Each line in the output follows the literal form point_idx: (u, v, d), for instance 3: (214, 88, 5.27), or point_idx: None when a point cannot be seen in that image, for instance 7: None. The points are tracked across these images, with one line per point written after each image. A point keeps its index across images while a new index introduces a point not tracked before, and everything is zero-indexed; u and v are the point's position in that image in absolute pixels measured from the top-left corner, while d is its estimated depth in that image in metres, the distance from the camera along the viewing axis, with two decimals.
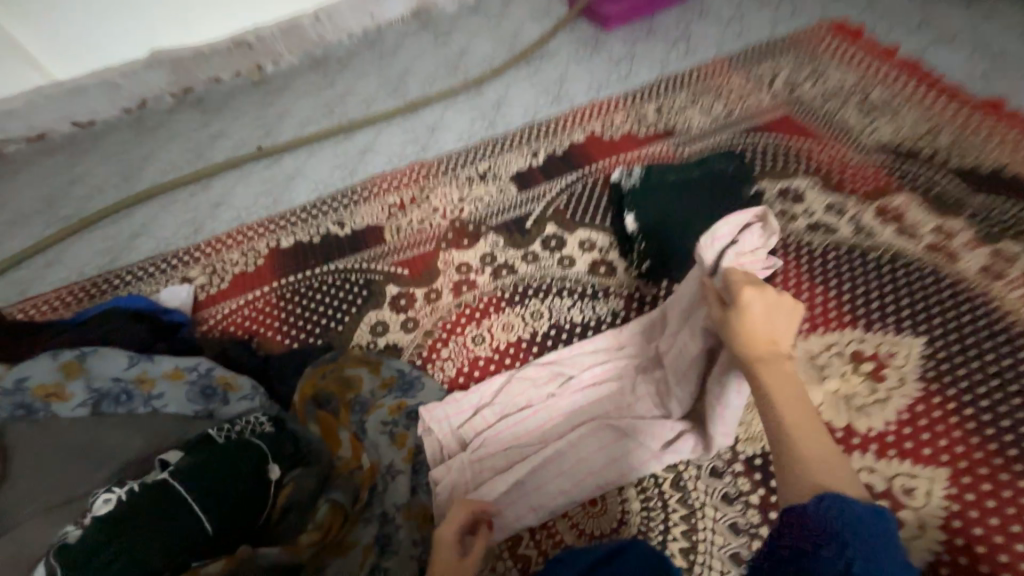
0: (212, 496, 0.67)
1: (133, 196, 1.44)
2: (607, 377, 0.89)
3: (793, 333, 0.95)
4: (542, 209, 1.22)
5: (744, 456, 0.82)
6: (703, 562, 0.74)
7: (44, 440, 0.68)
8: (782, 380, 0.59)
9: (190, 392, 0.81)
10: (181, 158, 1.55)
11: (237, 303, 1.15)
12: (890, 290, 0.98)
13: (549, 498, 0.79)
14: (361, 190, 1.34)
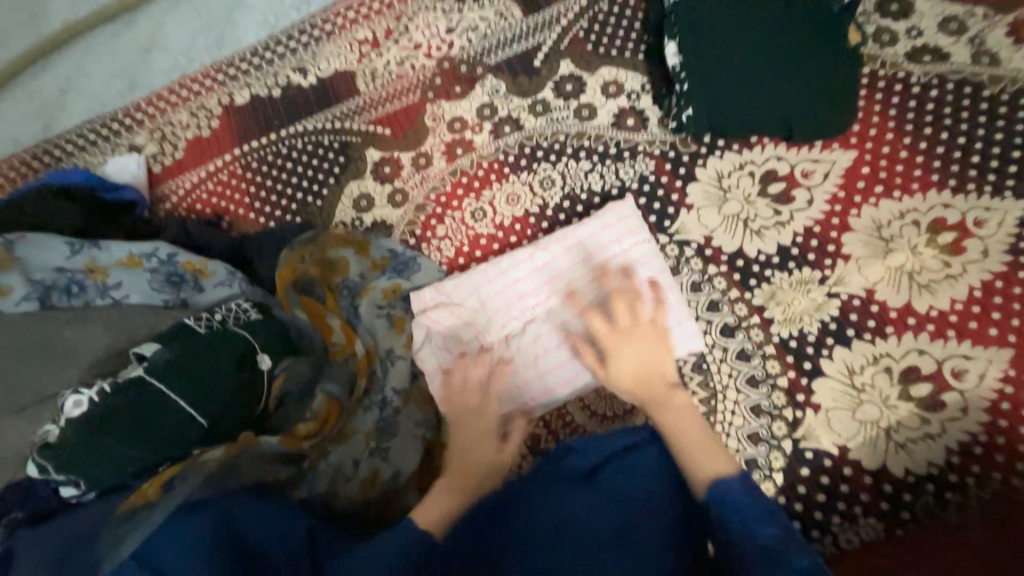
0: (197, 390, 0.61)
1: (41, 40, 1.13)
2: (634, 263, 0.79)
3: (861, 198, 0.78)
4: (556, 41, 0.93)
5: (777, 338, 0.74)
6: None
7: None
8: (680, 418, 0.64)
9: (152, 281, 0.73)
10: None
11: (197, 176, 0.98)
12: (997, 139, 0.77)
13: (568, 388, 0.76)
14: (321, 21, 1.04)
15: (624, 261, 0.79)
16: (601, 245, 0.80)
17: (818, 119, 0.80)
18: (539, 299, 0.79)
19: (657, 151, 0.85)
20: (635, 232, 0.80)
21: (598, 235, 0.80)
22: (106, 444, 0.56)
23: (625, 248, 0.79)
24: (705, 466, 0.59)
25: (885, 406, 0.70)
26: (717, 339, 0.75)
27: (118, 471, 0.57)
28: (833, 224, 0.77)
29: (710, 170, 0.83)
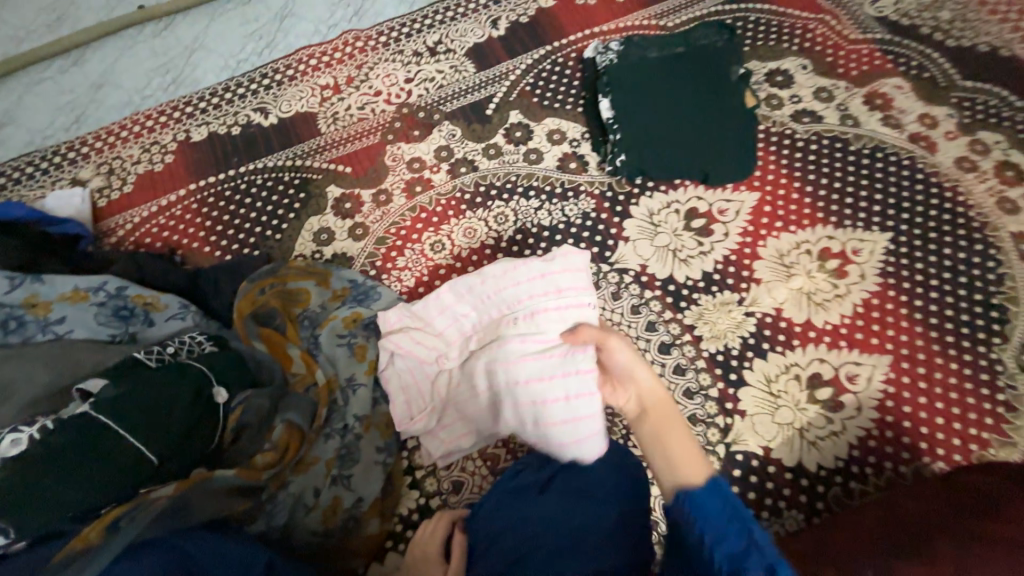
0: (151, 428, 0.59)
1: None
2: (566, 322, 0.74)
3: (766, 232, 0.92)
4: (505, 94, 1.04)
5: (706, 353, 0.84)
6: None
7: None
8: (666, 430, 0.56)
9: (99, 315, 0.71)
10: (36, 20, 1.17)
11: (147, 211, 0.97)
12: (863, 185, 0.95)
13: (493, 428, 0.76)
14: (283, 67, 1.09)
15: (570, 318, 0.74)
16: (547, 289, 0.76)
17: (727, 165, 0.95)
18: (483, 333, 0.79)
19: (597, 190, 0.96)
20: (580, 288, 0.76)
21: (541, 278, 0.76)
22: (45, 489, 0.53)
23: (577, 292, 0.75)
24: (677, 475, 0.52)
25: (798, 409, 0.80)
26: (656, 356, 0.84)
27: (58, 518, 0.53)
28: (746, 253, 0.91)
29: (643, 208, 0.95)
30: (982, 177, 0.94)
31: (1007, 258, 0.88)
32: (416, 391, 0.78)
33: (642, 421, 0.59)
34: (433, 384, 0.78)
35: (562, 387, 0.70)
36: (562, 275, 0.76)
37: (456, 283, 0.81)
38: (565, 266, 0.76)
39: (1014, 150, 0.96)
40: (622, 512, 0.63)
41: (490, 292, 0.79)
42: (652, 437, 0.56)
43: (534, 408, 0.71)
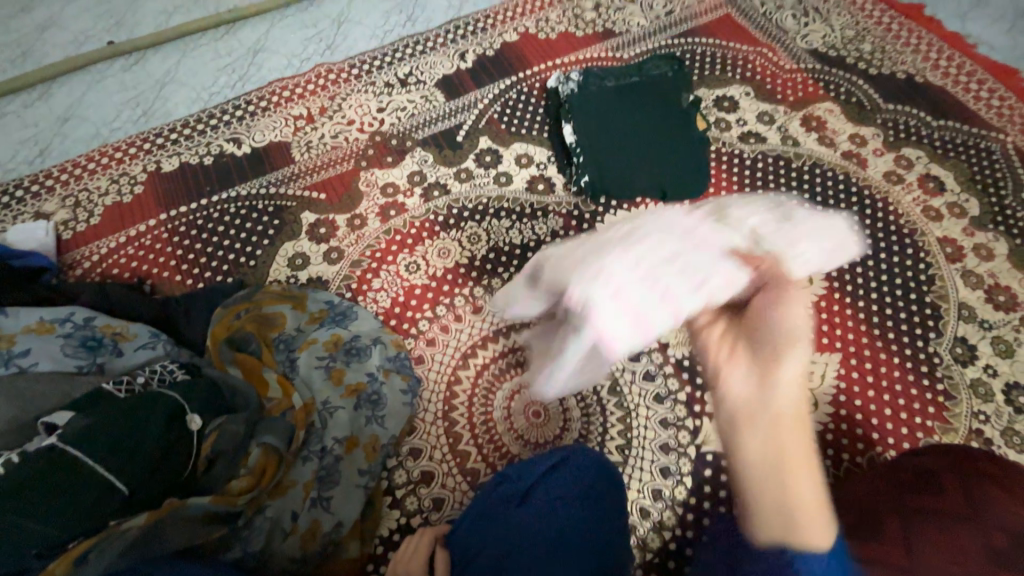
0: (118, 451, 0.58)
1: None
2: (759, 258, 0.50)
3: None
4: (475, 122, 1.10)
5: (674, 359, 0.88)
6: (636, 455, 0.82)
7: None
8: (795, 448, 0.43)
9: (66, 347, 0.70)
10: (4, 57, 1.17)
11: (116, 241, 0.96)
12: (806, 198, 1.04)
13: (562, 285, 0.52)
14: (257, 99, 1.12)
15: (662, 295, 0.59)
16: (787, 222, 0.53)
17: (683, 183, 1.02)
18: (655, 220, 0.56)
19: (565, 209, 1.02)
20: (823, 246, 0.52)
21: (770, 216, 0.53)
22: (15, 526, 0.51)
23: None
24: (811, 529, 0.42)
25: None
26: (627, 363, 0.88)
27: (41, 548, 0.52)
28: None
29: (608, 224, 1.00)
30: (908, 188, 1.04)
31: (935, 260, 0.97)
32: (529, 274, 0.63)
33: (754, 426, 0.44)
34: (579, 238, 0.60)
35: (692, 282, 0.49)
36: (812, 224, 0.53)
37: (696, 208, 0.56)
38: (824, 227, 0.53)
39: (933, 164, 1.07)
40: (586, 513, 0.67)
41: (718, 202, 0.57)
42: (770, 452, 0.43)
43: (612, 281, 0.50)
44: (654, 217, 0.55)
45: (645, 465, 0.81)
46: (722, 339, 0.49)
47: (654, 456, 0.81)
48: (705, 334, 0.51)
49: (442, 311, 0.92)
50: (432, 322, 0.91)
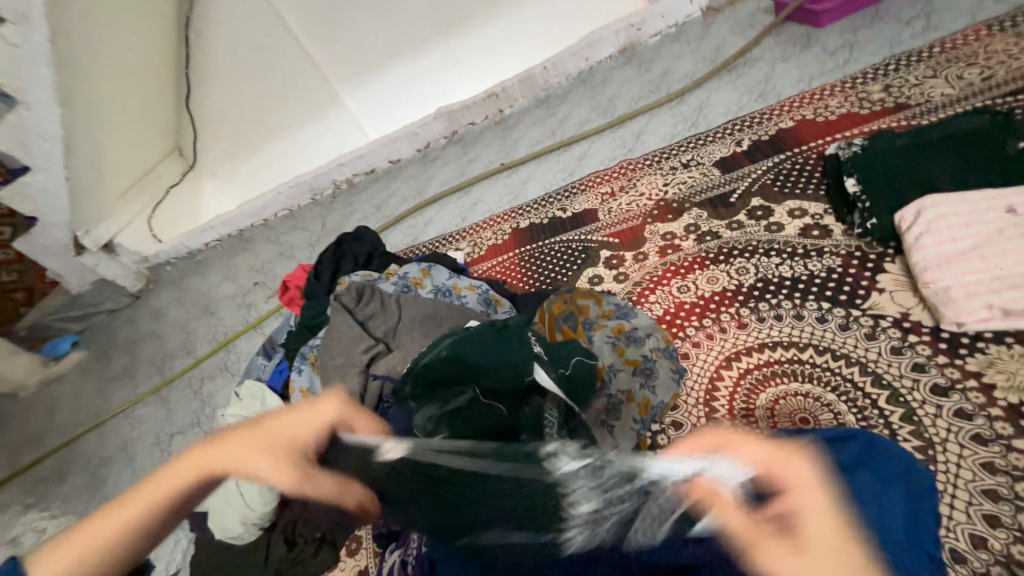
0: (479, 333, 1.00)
1: (422, 201, 1.99)
2: (1005, 226, 0.92)
3: None
4: (748, 186, 1.31)
5: (1002, 403, 0.82)
6: (950, 483, 0.78)
7: (415, 302, 1.14)
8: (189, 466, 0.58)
9: (479, 299, 1.19)
10: (451, 177, 2.06)
11: (490, 263, 1.55)
12: None
13: (974, 221, 0.94)
14: (579, 186, 1.65)
15: None
16: (957, 224, 0.94)
17: (986, 208, 0.94)
18: (979, 238, 0.92)
19: (844, 250, 1.08)
20: (973, 237, 0.92)
21: None
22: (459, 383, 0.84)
23: None
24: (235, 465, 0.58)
25: None
26: (927, 397, 0.86)
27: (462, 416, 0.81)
28: None
29: (900, 264, 1.01)
30: None
31: None
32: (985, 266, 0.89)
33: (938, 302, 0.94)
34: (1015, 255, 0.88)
35: (960, 217, 0.94)
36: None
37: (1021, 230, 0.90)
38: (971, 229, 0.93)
39: None
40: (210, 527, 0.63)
41: (980, 240, 0.92)
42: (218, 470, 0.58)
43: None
44: (959, 229, 0.93)
45: (961, 492, 0.77)
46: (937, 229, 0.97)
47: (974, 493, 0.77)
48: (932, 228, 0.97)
49: (708, 322, 1.09)
50: (699, 329, 1.08)
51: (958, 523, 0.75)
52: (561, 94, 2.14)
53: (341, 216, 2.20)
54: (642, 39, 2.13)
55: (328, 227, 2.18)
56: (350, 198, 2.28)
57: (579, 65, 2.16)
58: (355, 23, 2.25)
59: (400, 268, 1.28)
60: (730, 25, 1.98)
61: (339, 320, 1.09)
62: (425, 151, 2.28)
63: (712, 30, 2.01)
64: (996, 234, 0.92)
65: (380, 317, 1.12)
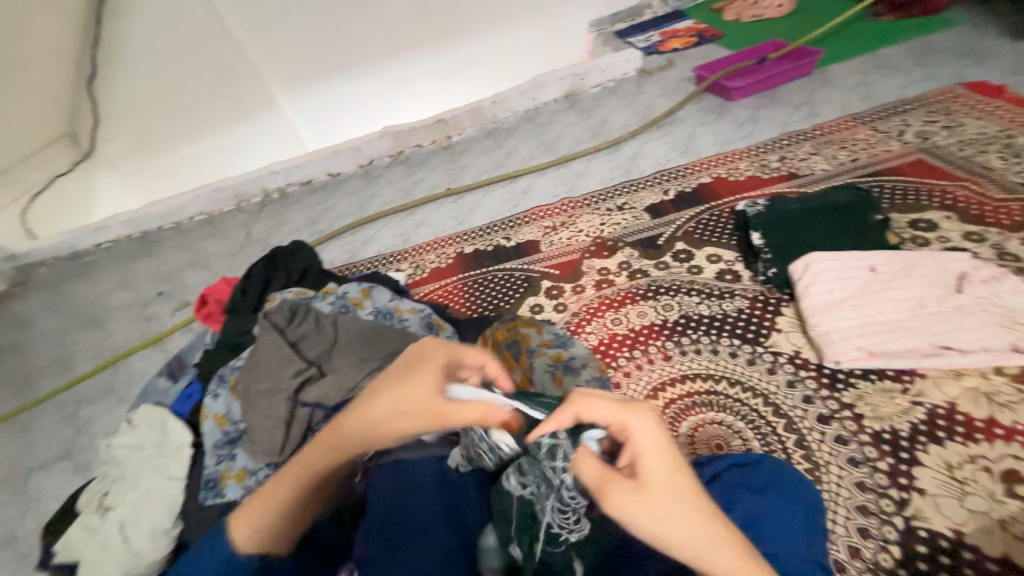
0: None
1: (362, 218, 1.94)
2: (867, 284, 1.11)
3: (937, 315, 1.03)
4: (673, 232, 1.46)
5: (871, 430, 0.93)
6: (832, 497, 0.86)
7: (353, 322, 1.10)
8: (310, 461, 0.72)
9: (422, 324, 1.18)
10: (395, 196, 2.03)
11: (432, 287, 1.54)
12: None
13: (846, 277, 1.13)
14: (524, 217, 1.72)
15: None
16: (833, 278, 1.13)
17: (851, 266, 1.14)
18: (849, 291, 1.11)
19: (751, 294, 1.23)
20: (845, 290, 1.11)
21: (963, 330, 1.00)
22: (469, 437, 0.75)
23: None
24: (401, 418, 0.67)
25: (992, 499, 0.81)
26: (815, 424, 0.96)
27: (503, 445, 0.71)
28: (943, 323, 1.02)
29: (792, 309, 1.17)
30: None
31: None
32: (853, 313, 1.07)
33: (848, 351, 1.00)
34: (876, 309, 1.07)
35: (837, 273, 1.14)
36: (889, 343, 1.02)
37: (882, 287, 1.10)
38: (846, 284, 1.12)
39: None
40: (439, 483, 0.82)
41: (849, 293, 1.10)
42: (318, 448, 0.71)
43: (886, 262, 1.14)
44: (834, 283, 1.12)
45: (842, 509, 0.85)
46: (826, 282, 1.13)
47: (852, 509, 0.84)
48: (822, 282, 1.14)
49: (637, 353, 1.17)
50: (629, 360, 1.17)
51: (840, 535, 0.82)
52: (509, 128, 2.24)
53: (270, 226, 2.05)
54: (585, 89, 2.32)
55: (253, 236, 2.02)
56: (280, 208, 2.14)
57: (527, 104, 2.29)
58: (301, 31, 2.18)
59: (338, 287, 1.24)
60: (660, 87, 2.23)
61: (268, 339, 1.02)
62: (368, 168, 2.23)
63: (644, 90, 2.24)
64: (865, 289, 1.11)
65: (313, 339, 1.07)
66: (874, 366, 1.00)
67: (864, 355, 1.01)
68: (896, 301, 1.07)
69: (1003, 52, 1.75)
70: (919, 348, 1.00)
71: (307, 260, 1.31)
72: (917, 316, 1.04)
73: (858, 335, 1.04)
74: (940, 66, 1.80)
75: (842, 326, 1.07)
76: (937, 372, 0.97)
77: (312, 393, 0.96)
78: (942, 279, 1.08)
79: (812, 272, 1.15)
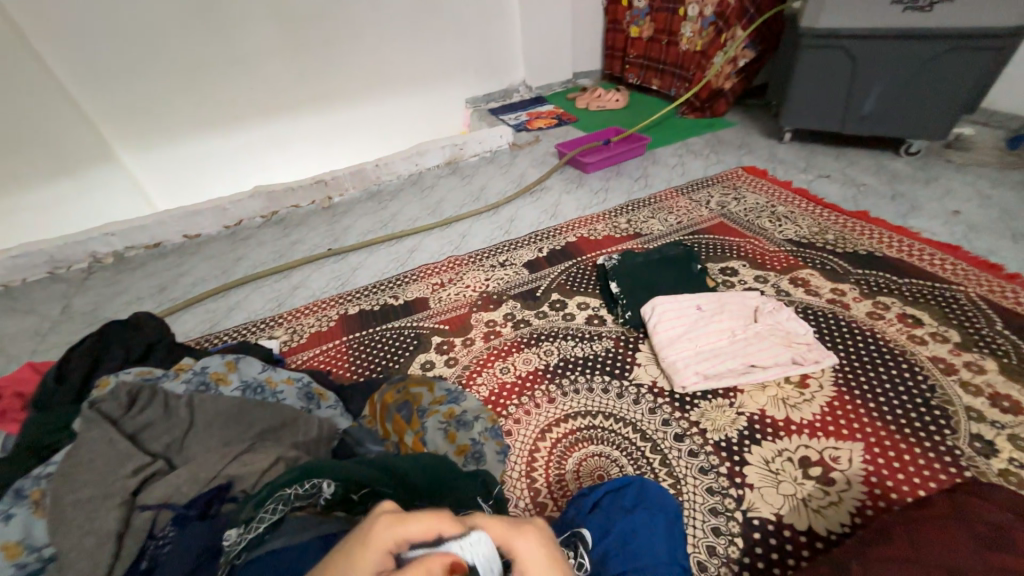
0: (312, 454, 0.95)
1: (228, 282, 1.76)
2: (697, 320, 1.38)
3: (744, 340, 1.33)
4: (548, 284, 1.63)
5: (712, 441, 1.11)
6: (690, 504, 1.01)
7: (213, 401, 0.98)
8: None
9: (299, 394, 1.10)
10: (269, 258, 1.90)
11: (313, 352, 1.44)
12: (817, 328, 1.37)
13: (681, 316, 1.39)
14: (411, 275, 1.76)
15: (805, 328, 1.33)
16: (671, 317, 1.39)
17: (683, 306, 1.42)
18: (684, 326, 1.36)
19: (615, 336, 1.42)
20: (681, 326, 1.36)
21: (763, 350, 1.30)
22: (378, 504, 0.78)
23: (803, 323, 1.34)
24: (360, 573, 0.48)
25: (797, 483, 1.02)
26: (672, 442, 1.12)
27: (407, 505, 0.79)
28: (749, 345, 1.31)
29: (647, 345, 1.37)
30: (890, 322, 1.36)
31: (932, 373, 1.21)
32: (689, 344, 1.31)
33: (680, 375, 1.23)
34: (705, 339, 1.33)
35: (674, 313, 1.40)
36: (716, 367, 1.27)
37: (706, 321, 1.38)
38: (681, 321, 1.38)
39: (908, 306, 1.40)
40: None
41: (685, 328, 1.36)
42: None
43: (707, 301, 1.44)
44: (672, 321, 1.38)
45: (698, 514, 0.99)
46: (667, 321, 1.38)
47: (705, 513, 0.99)
48: (664, 320, 1.38)
49: (525, 399, 1.25)
50: (518, 406, 1.23)
51: (698, 537, 0.95)
52: (393, 191, 2.30)
53: (100, 296, 1.72)
54: (464, 157, 2.53)
55: (76, 309, 1.67)
56: (116, 275, 1.82)
57: (410, 169, 2.41)
58: (152, 86, 2.11)
59: (195, 362, 1.10)
60: (530, 160, 2.54)
61: (94, 434, 0.85)
62: (235, 229, 2.07)
63: (517, 161, 2.54)
64: (696, 324, 1.37)
65: (159, 427, 0.92)
66: (708, 386, 1.22)
67: (700, 378, 1.23)
68: (716, 331, 1.35)
69: (764, 146, 2.42)
70: (737, 367, 1.26)
71: (156, 334, 1.15)
72: (732, 342, 1.33)
73: (694, 361, 1.28)
74: (727, 153, 2.41)
75: (682, 355, 1.29)
76: (750, 386, 1.22)
77: (156, 491, 0.81)
78: (743, 312, 1.41)
79: (656, 313, 1.40)
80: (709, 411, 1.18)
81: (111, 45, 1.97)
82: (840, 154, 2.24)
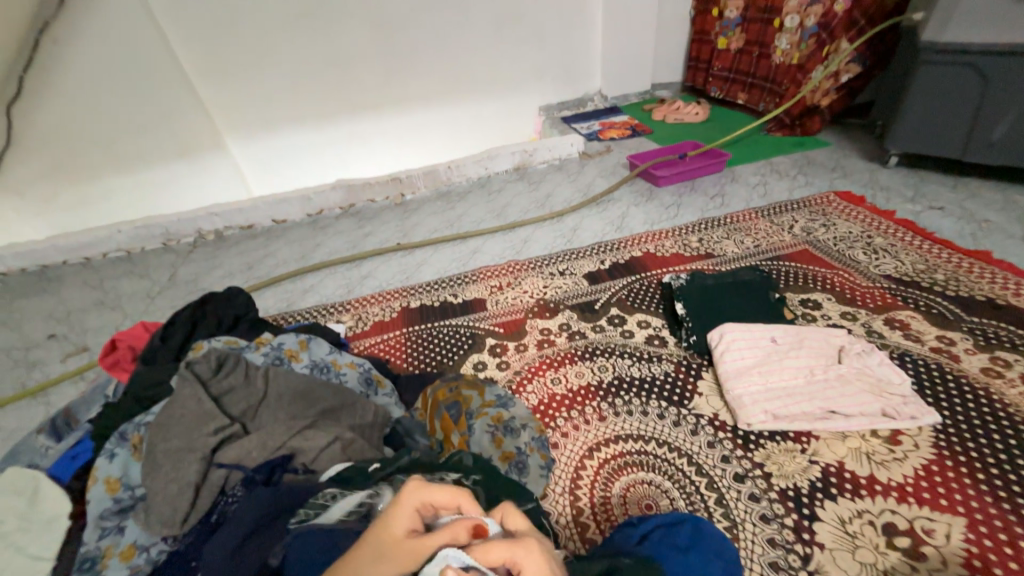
0: (367, 438, 1.00)
1: (305, 267, 1.90)
2: (770, 354, 1.28)
3: (824, 382, 1.20)
4: (608, 298, 1.59)
5: (777, 487, 1.02)
6: (748, 554, 0.92)
7: (286, 375, 1.05)
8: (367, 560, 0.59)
9: (360, 378, 1.15)
10: (343, 247, 2.03)
11: (375, 340, 1.52)
12: (915, 380, 1.20)
13: (751, 347, 1.30)
14: (471, 276, 1.79)
15: (900, 377, 1.18)
16: (740, 347, 1.30)
17: (754, 337, 1.32)
18: (754, 359, 1.27)
19: (675, 360, 1.34)
20: (750, 358, 1.27)
21: (846, 396, 1.16)
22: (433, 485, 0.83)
23: (897, 371, 1.19)
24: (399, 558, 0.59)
25: (877, 551, 0.90)
26: (732, 483, 1.04)
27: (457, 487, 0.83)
28: (829, 389, 1.19)
29: (711, 373, 1.29)
30: (1011, 383, 1.16)
31: None
32: (758, 378, 1.21)
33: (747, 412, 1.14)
34: (778, 375, 1.22)
35: (743, 343, 1.31)
36: (789, 407, 1.16)
37: (780, 355, 1.27)
38: (751, 353, 1.28)
39: None
40: None
41: (754, 360, 1.26)
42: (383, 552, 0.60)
43: (781, 334, 1.33)
44: (741, 352, 1.28)
45: (756, 566, 0.90)
46: (734, 350, 1.29)
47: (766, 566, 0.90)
48: (732, 349, 1.29)
49: (574, 413, 1.22)
50: (567, 420, 1.20)
51: None
52: (461, 193, 2.37)
53: (199, 269, 1.93)
54: (533, 163, 2.54)
55: (180, 278, 1.88)
56: (214, 250, 2.04)
57: (479, 172, 2.47)
58: (260, 84, 2.35)
59: (273, 338, 1.19)
60: (598, 170, 2.50)
61: (186, 391, 0.95)
62: (316, 217, 2.23)
63: (585, 170, 2.51)
64: (767, 358, 1.27)
65: (239, 392, 1.01)
66: (779, 426, 1.12)
67: (769, 416, 1.13)
68: (791, 368, 1.24)
69: (863, 170, 2.19)
70: (814, 411, 1.14)
71: (243, 307, 1.27)
72: (809, 382, 1.21)
73: (763, 397, 1.18)
74: (818, 176, 2.21)
75: (751, 390, 1.20)
76: (827, 434, 1.11)
77: (230, 451, 0.88)
78: (824, 351, 1.28)
79: (724, 341, 1.31)
80: (777, 455, 1.07)
81: (229, 46, 2.23)
82: (958, 184, 1.97)
